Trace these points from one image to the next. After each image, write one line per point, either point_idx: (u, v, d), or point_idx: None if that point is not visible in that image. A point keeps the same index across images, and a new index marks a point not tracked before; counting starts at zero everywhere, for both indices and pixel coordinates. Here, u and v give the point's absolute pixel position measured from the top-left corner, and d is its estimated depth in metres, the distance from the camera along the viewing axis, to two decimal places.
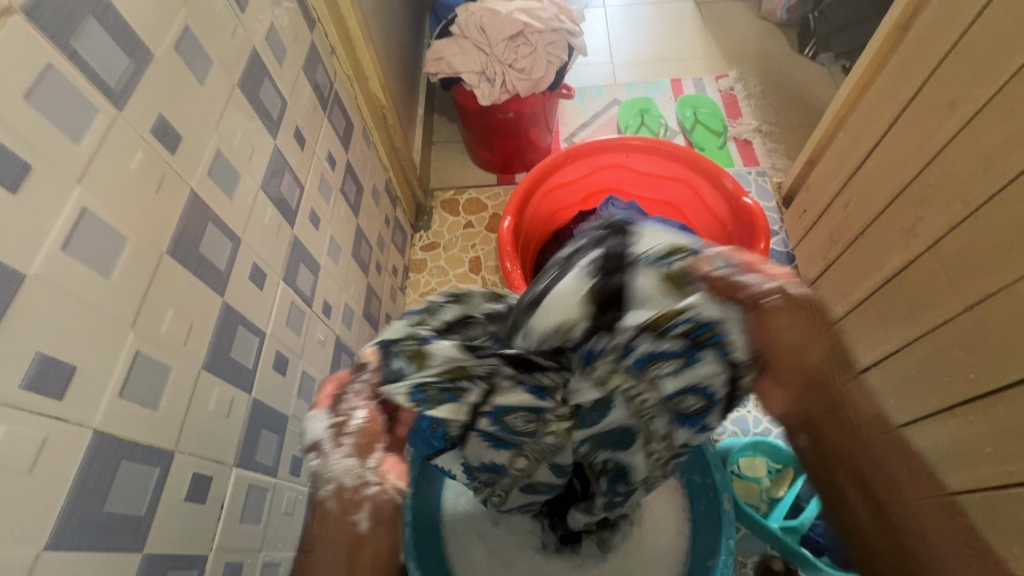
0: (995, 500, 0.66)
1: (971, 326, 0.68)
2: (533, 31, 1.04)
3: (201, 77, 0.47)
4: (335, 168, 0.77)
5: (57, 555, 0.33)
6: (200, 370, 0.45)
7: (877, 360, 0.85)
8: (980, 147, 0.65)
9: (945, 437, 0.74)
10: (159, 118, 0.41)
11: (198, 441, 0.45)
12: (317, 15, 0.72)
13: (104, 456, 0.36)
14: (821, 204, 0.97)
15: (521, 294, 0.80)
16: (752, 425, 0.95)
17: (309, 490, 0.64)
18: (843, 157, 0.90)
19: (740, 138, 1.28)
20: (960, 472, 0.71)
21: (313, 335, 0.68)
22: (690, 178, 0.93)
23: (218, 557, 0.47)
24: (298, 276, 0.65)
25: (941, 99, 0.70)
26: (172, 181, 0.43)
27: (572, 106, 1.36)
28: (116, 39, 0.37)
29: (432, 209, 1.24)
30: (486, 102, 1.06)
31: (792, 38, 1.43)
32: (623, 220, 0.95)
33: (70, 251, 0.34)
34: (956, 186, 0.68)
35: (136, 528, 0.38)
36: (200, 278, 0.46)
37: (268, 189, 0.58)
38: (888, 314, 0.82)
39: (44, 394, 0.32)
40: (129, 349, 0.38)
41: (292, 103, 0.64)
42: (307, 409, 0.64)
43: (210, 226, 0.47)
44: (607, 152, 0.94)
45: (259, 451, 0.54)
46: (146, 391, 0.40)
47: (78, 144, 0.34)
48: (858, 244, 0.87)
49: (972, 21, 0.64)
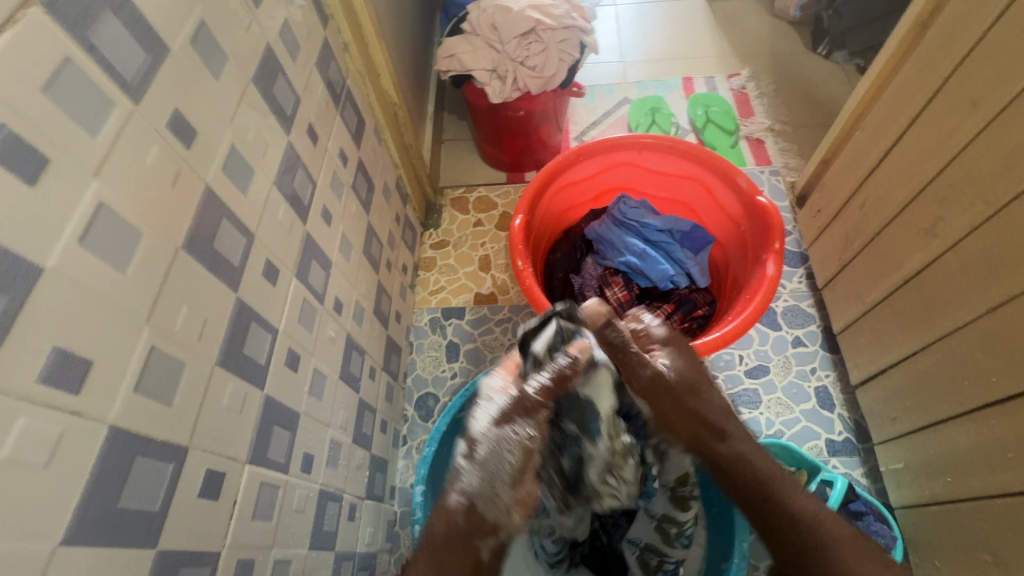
0: (1016, 505, 0.65)
1: (993, 328, 0.67)
2: (545, 28, 1.03)
3: (216, 72, 0.46)
4: (346, 165, 0.77)
5: (71, 551, 0.32)
6: (213, 367, 0.45)
7: (893, 361, 0.84)
8: (1003, 146, 0.63)
9: (964, 441, 0.72)
10: (175, 113, 0.41)
11: (212, 437, 0.45)
12: (331, 12, 0.72)
13: (120, 451, 0.36)
14: (836, 204, 0.96)
15: (532, 292, 0.79)
16: (765, 426, 0.94)
17: (320, 487, 0.64)
18: (860, 156, 0.89)
19: (752, 138, 1.27)
20: (982, 476, 0.70)
21: (325, 332, 0.67)
22: (703, 177, 0.92)
23: (230, 553, 0.47)
24: (311, 272, 0.64)
25: (964, 96, 0.68)
26: (187, 175, 0.43)
27: (583, 104, 1.36)
28: (132, 31, 0.37)
29: (442, 207, 1.23)
30: (497, 100, 1.05)
31: (805, 36, 1.42)
32: (638, 219, 0.97)
33: (86, 244, 0.33)
34: (978, 186, 0.67)
35: (151, 524, 0.38)
36: (213, 273, 0.45)
37: (282, 186, 0.58)
38: (905, 316, 0.81)
39: (60, 389, 0.32)
40: (144, 343, 0.38)
41: (305, 99, 0.64)
42: (318, 406, 0.64)
43: (225, 222, 0.47)
44: (620, 150, 0.93)
45: (270, 447, 0.54)
46: (162, 385, 0.39)
47: (95, 137, 0.34)
48: (874, 245, 0.86)
49: (996, 18, 0.63)
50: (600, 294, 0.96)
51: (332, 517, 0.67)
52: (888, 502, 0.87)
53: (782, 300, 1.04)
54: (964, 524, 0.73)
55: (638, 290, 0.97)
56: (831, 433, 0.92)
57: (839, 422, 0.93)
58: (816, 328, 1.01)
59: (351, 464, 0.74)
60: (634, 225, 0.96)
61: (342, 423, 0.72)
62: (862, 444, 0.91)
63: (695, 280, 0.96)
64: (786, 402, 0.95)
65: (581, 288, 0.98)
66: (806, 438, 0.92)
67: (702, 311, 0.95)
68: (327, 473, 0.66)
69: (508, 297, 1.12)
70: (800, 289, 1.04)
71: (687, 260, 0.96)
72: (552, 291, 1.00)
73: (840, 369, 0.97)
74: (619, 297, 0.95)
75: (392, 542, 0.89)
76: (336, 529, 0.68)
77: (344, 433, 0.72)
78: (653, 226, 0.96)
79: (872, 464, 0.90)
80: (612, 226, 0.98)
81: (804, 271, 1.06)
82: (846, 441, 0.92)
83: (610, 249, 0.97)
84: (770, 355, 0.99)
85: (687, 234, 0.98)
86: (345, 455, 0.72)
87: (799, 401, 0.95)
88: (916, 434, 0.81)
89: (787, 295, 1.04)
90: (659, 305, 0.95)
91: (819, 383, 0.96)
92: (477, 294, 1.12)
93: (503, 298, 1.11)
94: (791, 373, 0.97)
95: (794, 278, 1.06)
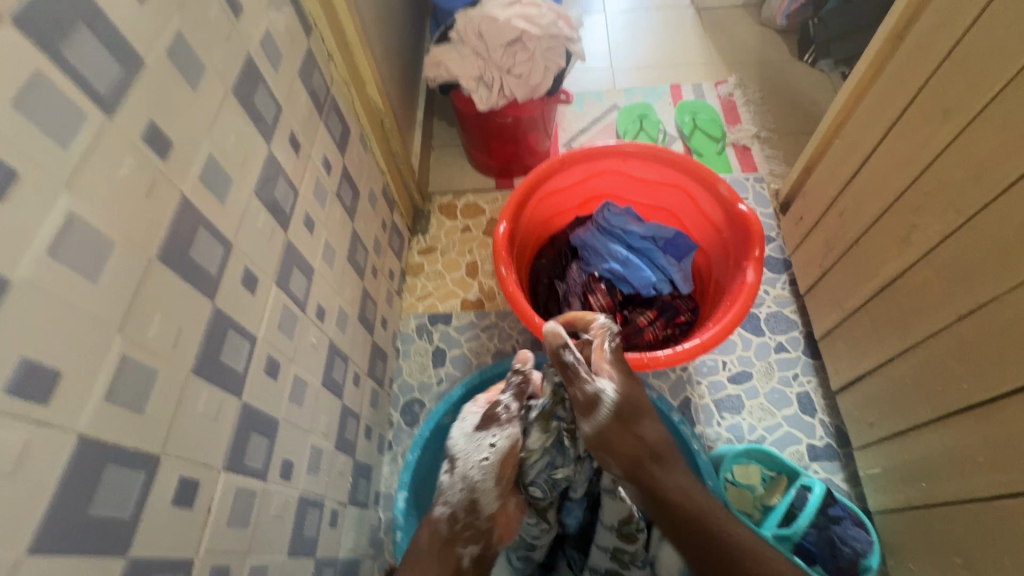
0: (989, 510, 0.65)
1: (965, 335, 0.68)
2: (531, 36, 1.04)
3: (194, 83, 0.47)
4: (330, 172, 0.77)
5: (39, 558, 0.33)
6: (188, 375, 0.46)
7: (871, 368, 0.85)
8: (974, 156, 0.65)
9: (938, 447, 0.73)
10: (151, 125, 0.42)
11: (186, 445, 0.45)
12: (315, 21, 0.73)
13: (90, 459, 0.36)
14: (817, 211, 0.97)
15: (515, 299, 0.80)
16: (747, 431, 0.94)
17: (300, 493, 0.64)
18: (839, 165, 0.90)
19: (738, 145, 1.28)
20: (955, 481, 0.71)
21: (306, 338, 0.68)
22: (686, 185, 0.93)
23: (205, 559, 0.47)
24: (292, 280, 0.65)
25: (936, 107, 0.70)
26: (162, 186, 0.43)
27: (571, 111, 1.37)
28: (107, 46, 0.38)
29: (430, 212, 1.24)
30: (483, 107, 1.06)
31: (791, 44, 1.44)
32: (622, 226, 0.98)
33: (56, 255, 0.34)
34: (949, 194, 0.68)
35: (121, 532, 0.39)
36: (189, 282, 0.46)
37: (262, 194, 0.58)
38: (882, 323, 0.82)
39: (27, 397, 0.32)
40: (117, 352, 0.38)
41: (287, 108, 0.65)
42: (299, 413, 0.65)
43: (202, 231, 0.48)
44: (603, 158, 0.94)
45: (248, 454, 0.54)
46: (134, 394, 0.40)
47: (67, 149, 0.35)
48: (852, 253, 0.87)
49: (967, 30, 0.64)
50: (584, 301, 0.96)
51: (313, 523, 0.67)
52: (868, 507, 0.88)
53: (765, 306, 1.05)
54: (939, 528, 0.74)
55: (622, 296, 0.97)
56: (812, 438, 0.93)
57: (820, 427, 0.94)
58: (798, 334, 1.02)
59: (334, 470, 0.75)
60: (618, 232, 0.97)
61: (324, 429, 0.72)
62: (843, 449, 0.92)
63: (677, 286, 0.97)
64: (769, 407, 0.96)
65: (565, 294, 0.98)
66: (787, 443, 0.93)
67: (684, 317, 0.95)
68: (308, 479, 0.66)
69: (494, 303, 1.12)
70: (783, 295, 1.05)
71: (670, 267, 0.97)
72: (537, 297, 1.01)
73: (822, 375, 0.98)
74: (602, 303, 0.95)
75: (376, 547, 0.89)
76: (317, 534, 0.68)
77: (326, 439, 0.73)
78: (636, 233, 0.97)
79: (852, 469, 0.91)
80: (596, 233, 0.99)
81: (787, 277, 1.07)
82: (827, 446, 0.93)
83: (594, 256, 0.98)
84: (753, 361, 1.00)
85: (670, 240, 0.99)
86: (327, 461, 0.73)
87: (781, 406, 0.96)
88: (893, 440, 0.81)
89: (770, 301, 1.05)
90: (642, 311, 0.96)
91: (801, 389, 0.97)
92: (465, 299, 1.13)
93: (490, 304, 1.12)
94: (774, 379, 0.98)
95: (778, 284, 1.07)
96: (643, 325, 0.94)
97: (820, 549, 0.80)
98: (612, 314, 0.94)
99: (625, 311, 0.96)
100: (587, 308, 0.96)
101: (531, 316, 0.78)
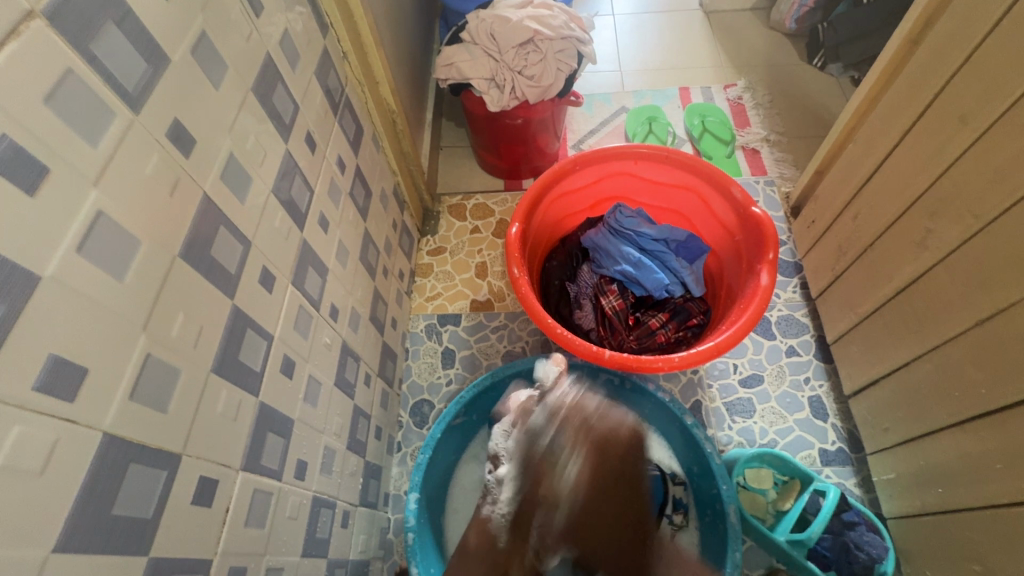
0: (1008, 518, 0.65)
1: (982, 341, 0.67)
2: (543, 38, 1.04)
3: (216, 81, 0.47)
4: (344, 172, 0.77)
5: (63, 559, 0.32)
6: (208, 374, 0.45)
7: (885, 372, 0.85)
8: (992, 161, 0.64)
9: (953, 452, 0.73)
10: (175, 123, 0.42)
11: (207, 444, 0.45)
12: (331, 21, 0.73)
13: (113, 458, 0.36)
14: (830, 215, 0.97)
15: (528, 300, 0.80)
16: (758, 435, 0.94)
17: (314, 494, 0.64)
18: (853, 169, 0.90)
19: (748, 148, 1.28)
20: (970, 486, 0.71)
21: (320, 338, 0.68)
22: (698, 186, 0.93)
23: (223, 560, 0.47)
24: (308, 279, 0.65)
25: (953, 111, 0.69)
26: (186, 184, 0.43)
27: (580, 113, 1.37)
28: (134, 43, 0.37)
29: (439, 213, 1.24)
30: (495, 108, 1.06)
31: (800, 48, 1.43)
32: (634, 228, 0.97)
33: (84, 253, 0.34)
34: (966, 200, 0.68)
35: (144, 532, 0.38)
36: (211, 281, 0.46)
37: (279, 193, 0.58)
38: (896, 328, 0.81)
39: (55, 396, 0.32)
40: (140, 351, 0.38)
41: (304, 108, 0.64)
42: (313, 413, 0.65)
43: (223, 230, 0.48)
44: (616, 160, 0.94)
45: (264, 454, 0.54)
46: (157, 393, 0.40)
47: (96, 147, 0.34)
48: (867, 257, 0.87)
49: (986, 35, 0.64)
50: (596, 303, 0.97)
51: (325, 524, 0.67)
52: (881, 513, 0.87)
53: (776, 310, 1.04)
54: (955, 535, 0.73)
55: (634, 299, 0.97)
56: (824, 443, 0.93)
57: (832, 431, 0.94)
58: (810, 338, 1.02)
59: (346, 471, 0.74)
60: (629, 234, 0.97)
61: (337, 429, 0.72)
62: (855, 454, 0.92)
63: (690, 289, 0.97)
64: (780, 411, 0.95)
65: (577, 296, 0.98)
66: (799, 447, 0.93)
67: (696, 320, 0.95)
68: (321, 480, 0.66)
69: (504, 304, 1.12)
70: (795, 298, 1.05)
71: (682, 270, 0.97)
72: (547, 298, 1.00)
73: (834, 379, 0.98)
74: (614, 305, 0.95)
75: (385, 549, 0.89)
76: (329, 536, 0.68)
77: (338, 439, 0.72)
78: (648, 235, 0.98)
79: (864, 473, 0.90)
80: (607, 235, 0.98)
81: (798, 281, 1.07)
82: (839, 451, 0.92)
83: (606, 258, 0.98)
84: (764, 365, 0.99)
85: (682, 243, 0.99)
86: (339, 462, 0.72)
87: (792, 410, 0.96)
88: (907, 445, 0.81)
89: (781, 305, 1.05)
90: (654, 313, 0.96)
91: (813, 393, 0.97)
92: (474, 300, 1.13)
93: (500, 305, 1.12)
94: (785, 383, 0.98)
95: (789, 287, 1.07)
96: (656, 328, 0.94)
97: (834, 555, 0.80)
98: (625, 316, 0.94)
99: (637, 314, 0.96)
100: (599, 310, 0.96)
101: (544, 318, 0.78)
